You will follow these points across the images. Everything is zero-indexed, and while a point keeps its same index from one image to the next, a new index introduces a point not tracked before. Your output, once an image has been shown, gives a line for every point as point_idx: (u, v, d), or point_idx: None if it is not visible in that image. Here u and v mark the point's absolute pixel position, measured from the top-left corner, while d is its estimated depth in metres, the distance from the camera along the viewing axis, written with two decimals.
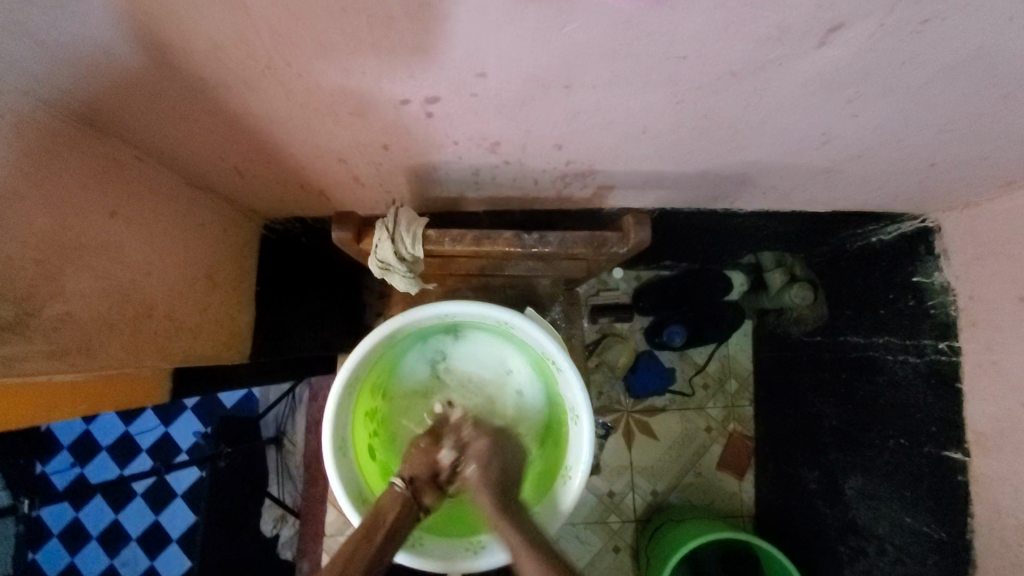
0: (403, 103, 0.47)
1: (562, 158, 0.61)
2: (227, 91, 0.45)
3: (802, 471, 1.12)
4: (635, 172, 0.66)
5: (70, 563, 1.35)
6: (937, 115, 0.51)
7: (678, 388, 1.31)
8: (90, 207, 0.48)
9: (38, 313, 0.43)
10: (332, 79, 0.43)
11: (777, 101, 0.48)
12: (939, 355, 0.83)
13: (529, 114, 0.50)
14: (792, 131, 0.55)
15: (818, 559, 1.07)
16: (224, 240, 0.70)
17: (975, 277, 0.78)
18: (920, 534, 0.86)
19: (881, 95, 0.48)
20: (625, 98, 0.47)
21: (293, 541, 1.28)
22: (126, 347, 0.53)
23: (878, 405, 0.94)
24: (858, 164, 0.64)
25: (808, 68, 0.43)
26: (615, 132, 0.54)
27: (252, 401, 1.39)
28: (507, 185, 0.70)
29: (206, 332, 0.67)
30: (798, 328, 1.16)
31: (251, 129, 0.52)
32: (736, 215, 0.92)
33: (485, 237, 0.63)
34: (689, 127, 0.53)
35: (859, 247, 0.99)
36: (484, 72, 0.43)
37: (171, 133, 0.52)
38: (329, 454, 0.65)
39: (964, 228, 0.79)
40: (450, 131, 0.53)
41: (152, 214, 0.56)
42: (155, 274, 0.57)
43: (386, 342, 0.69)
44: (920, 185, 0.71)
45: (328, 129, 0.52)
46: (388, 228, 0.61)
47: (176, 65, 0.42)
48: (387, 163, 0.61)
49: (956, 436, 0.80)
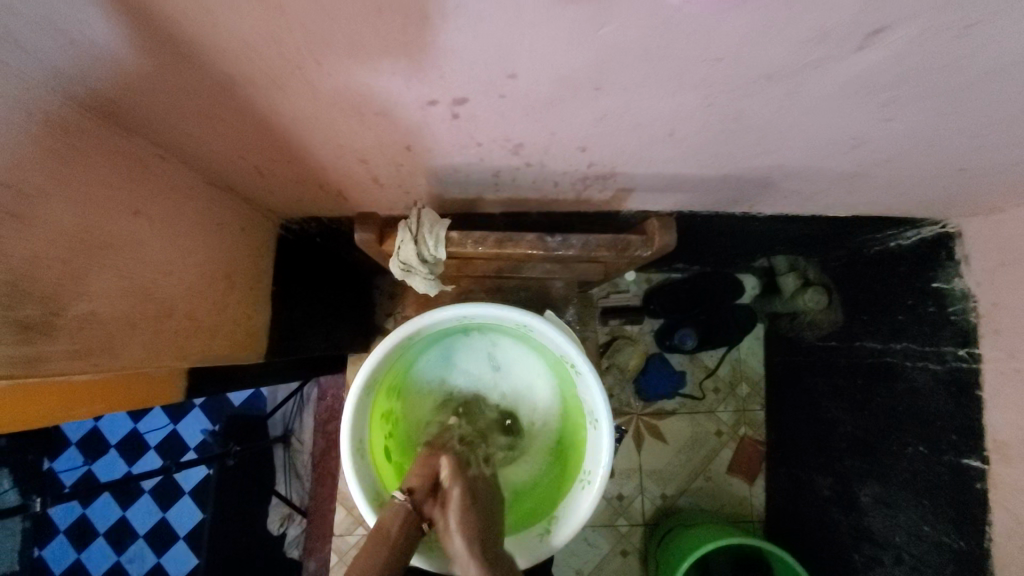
0: (430, 104, 0.47)
1: (585, 161, 0.61)
2: (254, 90, 0.45)
3: (816, 477, 1.12)
4: (657, 175, 0.66)
5: (78, 560, 1.35)
6: (970, 121, 0.51)
7: (689, 391, 1.30)
8: (114, 205, 0.48)
9: (62, 312, 0.42)
10: (360, 79, 0.43)
11: (809, 105, 0.48)
12: (959, 362, 0.82)
13: (556, 116, 0.49)
14: (821, 135, 0.54)
15: (831, 566, 1.06)
16: (242, 239, 0.70)
17: (998, 284, 0.77)
18: (937, 543, 0.85)
19: (915, 100, 0.47)
20: (655, 101, 0.47)
21: (300, 540, 1.29)
22: (146, 347, 0.52)
23: (895, 412, 0.93)
24: (884, 169, 0.63)
25: (845, 71, 0.42)
26: (641, 134, 0.54)
27: (260, 400, 1.39)
28: (527, 187, 0.69)
29: (223, 332, 0.67)
30: (813, 332, 1.16)
31: (275, 128, 0.52)
32: (754, 218, 0.91)
33: (508, 240, 0.63)
34: (717, 130, 0.53)
35: (877, 252, 0.98)
36: (515, 73, 0.42)
37: (194, 131, 0.52)
38: (347, 456, 0.64)
39: (988, 234, 0.78)
40: (474, 133, 0.53)
41: (174, 212, 0.56)
42: (176, 273, 0.56)
43: (403, 344, 0.69)
44: (944, 191, 0.71)
45: (352, 129, 0.52)
46: (412, 230, 0.60)
47: (204, 63, 0.41)
48: (408, 164, 0.60)
49: (975, 444, 0.79)
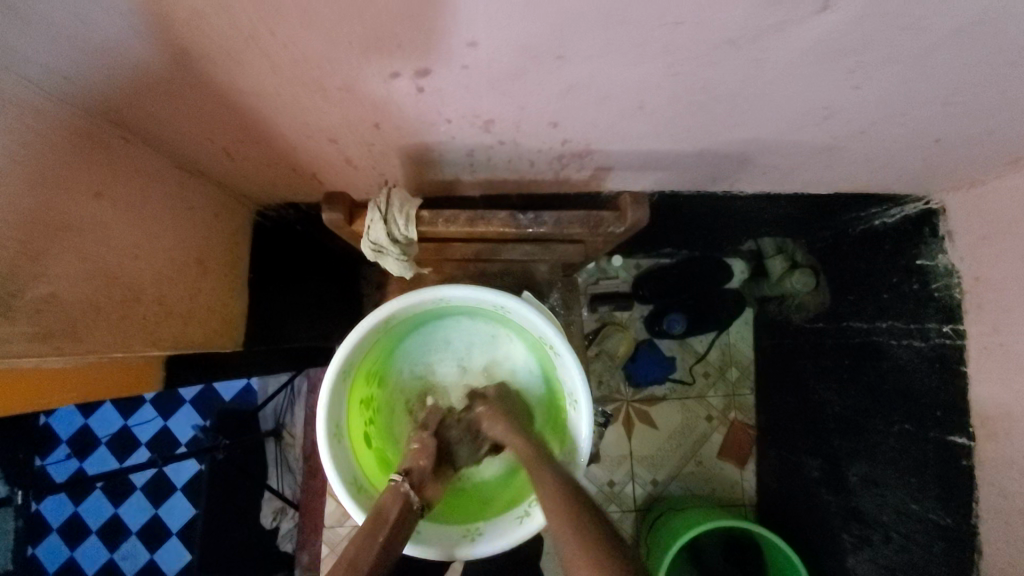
0: (393, 77, 0.46)
1: (558, 137, 0.60)
2: (212, 65, 0.44)
3: (805, 458, 1.11)
4: (632, 152, 0.65)
5: (71, 558, 1.35)
6: (942, 87, 0.50)
7: (678, 376, 1.30)
8: (72, 186, 0.47)
9: (20, 293, 0.42)
10: (317, 50, 0.42)
11: (778, 72, 0.47)
12: (942, 339, 0.82)
13: (522, 88, 0.49)
14: (794, 106, 0.53)
15: (822, 547, 1.06)
16: (215, 225, 0.69)
17: (980, 258, 0.77)
18: (924, 520, 0.85)
19: (885, 64, 0.46)
20: (621, 70, 0.46)
21: (293, 533, 1.28)
22: (114, 331, 0.52)
23: (881, 391, 0.93)
24: (860, 141, 0.63)
25: (810, 34, 0.42)
26: (612, 107, 0.53)
27: (250, 393, 1.37)
28: (502, 167, 0.68)
29: (198, 319, 0.66)
30: (800, 315, 1.15)
31: (239, 106, 0.51)
32: (736, 198, 0.91)
33: (479, 218, 0.63)
34: (687, 101, 0.52)
35: (861, 231, 0.98)
36: (475, 42, 0.41)
37: (156, 111, 0.51)
38: (324, 440, 0.64)
39: (969, 208, 0.78)
40: (442, 108, 0.52)
41: (140, 196, 0.55)
42: (143, 257, 0.55)
43: (381, 328, 0.68)
44: (923, 163, 0.70)
45: (318, 106, 0.51)
46: (381, 209, 0.60)
47: (156, 35, 0.40)
48: (379, 143, 0.60)
49: (960, 420, 0.79)
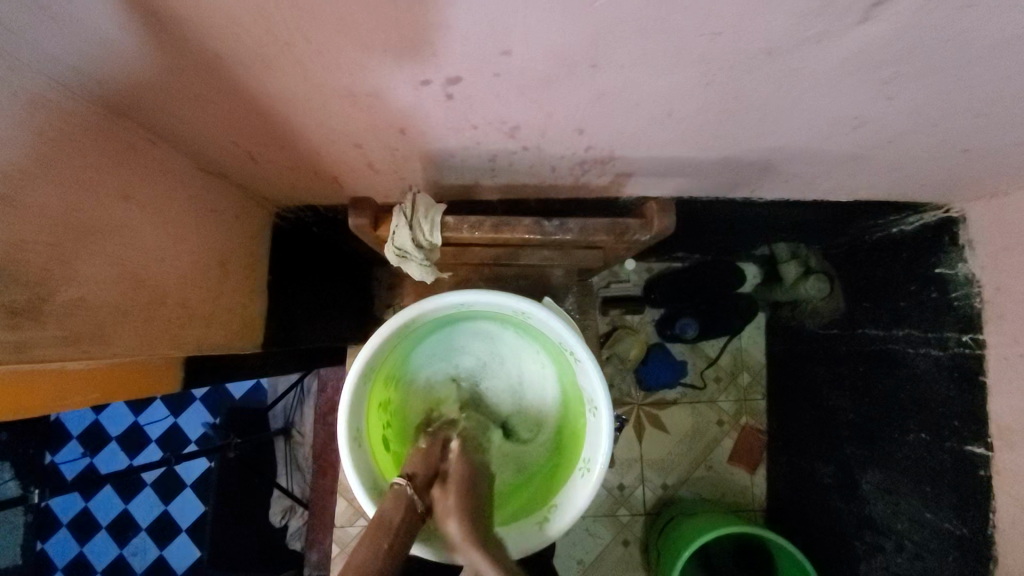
0: (423, 84, 0.46)
1: (582, 144, 0.60)
2: (244, 69, 0.44)
3: (817, 465, 1.11)
4: (655, 158, 0.65)
5: (81, 553, 1.35)
6: (975, 98, 0.50)
7: (690, 380, 1.30)
8: (102, 189, 0.47)
9: (50, 297, 0.42)
10: (350, 57, 0.42)
11: (812, 81, 0.47)
12: (962, 348, 0.82)
13: (552, 96, 0.48)
14: (823, 115, 0.53)
15: (833, 554, 1.06)
16: (236, 227, 0.69)
17: (1002, 269, 0.76)
18: (939, 529, 0.84)
19: (919, 76, 0.46)
20: (652, 78, 0.46)
21: (302, 532, 1.29)
22: (139, 335, 0.52)
23: (897, 399, 0.93)
24: (887, 150, 0.62)
25: (847, 45, 0.41)
26: (640, 115, 0.53)
27: (260, 391, 1.41)
28: (524, 172, 0.68)
29: (219, 321, 0.66)
30: (814, 321, 1.15)
31: (266, 111, 0.51)
32: (755, 203, 0.90)
33: (504, 224, 0.62)
34: (716, 110, 0.52)
35: (879, 238, 0.98)
36: (509, 50, 0.41)
37: (183, 115, 0.51)
38: (343, 444, 0.64)
39: (992, 218, 0.77)
40: (468, 114, 0.52)
41: (165, 198, 0.55)
42: (168, 260, 0.55)
43: (400, 332, 0.68)
44: (949, 173, 0.69)
45: (345, 112, 0.51)
46: (406, 215, 0.60)
47: (190, 40, 0.40)
48: (403, 148, 0.60)
49: (979, 429, 0.79)
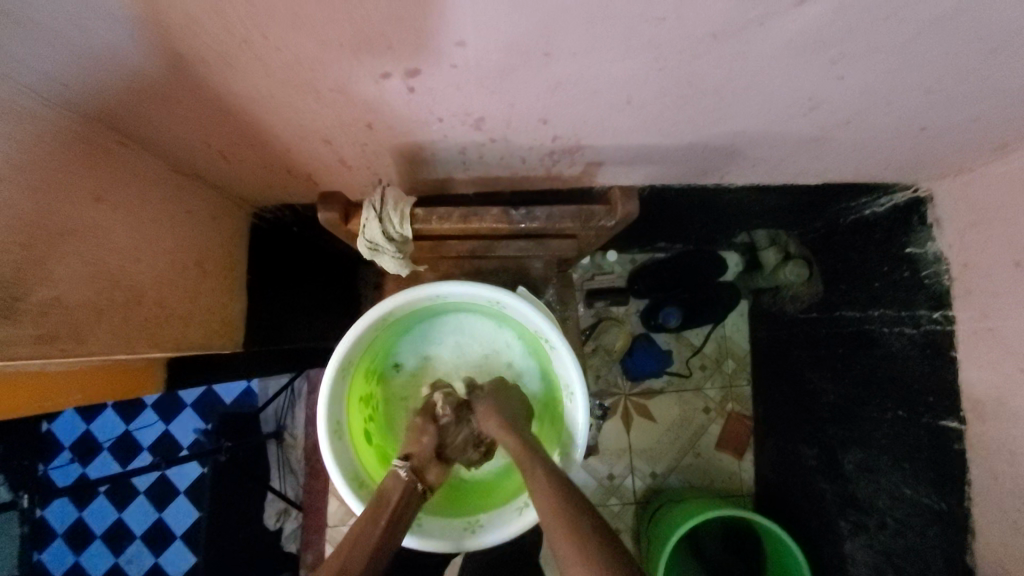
0: (384, 77, 0.47)
1: (549, 134, 0.61)
2: (207, 68, 0.45)
3: (801, 447, 1.13)
4: (622, 146, 0.66)
5: (76, 562, 1.35)
6: (923, 75, 0.51)
7: (676, 369, 1.31)
8: (72, 192, 0.48)
9: (26, 296, 0.43)
10: (309, 52, 0.43)
11: (761, 64, 0.48)
12: (933, 325, 0.83)
13: (513, 86, 0.50)
14: (780, 97, 0.54)
15: (819, 534, 1.07)
16: (212, 227, 0.70)
17: (968, 245, 0.78)
18: (918, 503, 0.86)
19: (866, 55, 0.47)
20: (607, 65, 0.47)
21: (297, 534, 1.32)
22: (115, 334, 0.53)
23: (874, 377, 0.94)
24: (847, 131, 0.64)
25: (793, 26, 0.43)
26: (600, 103, 0.54)
27: (251, 396, 1.39)
28: (495, 164, 0.70)
29: (198, 320, 0.67)
30: (794, 305, 1.16)
31: (234, 109, 0.52)
32: (728, 190, 0.92)
33: (473, 215, 0.63)
34: (675, 95, 0.53)
35: (853, 221, 0.99)
36: (463, 41, 0.42)
37: (152, 116, 0.52)
38: (324, 438, 0.65)
39: (957, 196, 0.79)
40: (433, 107, 0.53)
41: (138, 200, 0.56)
42: (144, 260, 0.56)
43: (378, 325, 0.69)
44: (910, 152, 0.71)
45: (311, 108, 0.52)
46: (376, 209, 0.61)
47: (152, 40, 0.41)
48: (372, 143, 0.61)
49: (952, 404, 0.81)
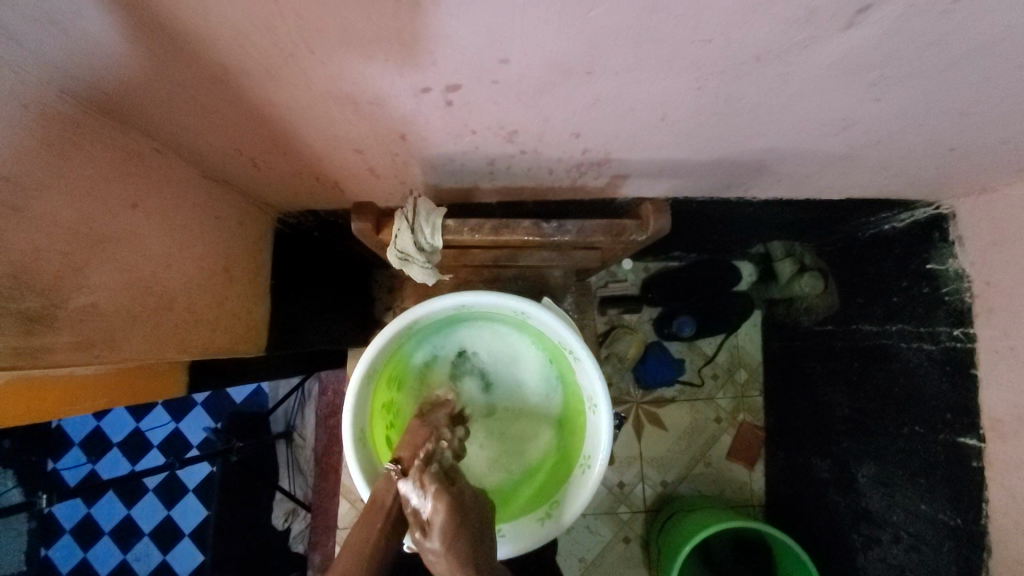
0: (423, 91, 0.47)
1: (579, 147, 0.61)
2: (248, 79, 0.45)
3: (814, 460, 1.12)
4: (650, 161, 0.66)
5: (84, 559, 1.36)
6: (959, 99, 0.51)
7: (687, 378, 1.31)
8: (110, 198, 0.48)
9: (64, 303, 0.43)
10: (352, 66, 0.43)
11: (799, 85, 0.48)
12: (953, 342, 0.83)
13: (549, 101, 0.50)
14: (815, 116, 0.54)
15: (831, 547, 1.07)
16: (239, 233, 0.70)
17: (991, 264, 0.77)
18: (934, 521, 0.86)
19: (905, 78, 0.47)
20: (646, 84, 0.47)
21: (305, 534, 1.30)
22: (148, 339, 0.53)
23: (891, 393, 0.94)
24: (876, 150, 0.64)
25: (834, 50, 0.43)
26: (634, 119, 0.54)
27: (261, 396, 1.40)
28: (521, 175, 0.70)
29: (224, 325, 0.68)
30: (809, 318, 1.16)
31: (270, 119, 0.52)
32: (749, 203, 0.91)
33: (503, 227, 0.63)
34: (708, 113, 0.53)
35: (872, 235, 0.99)
36: (506, 59, 0.42)
37: (189, 125, 0.52)
38: (348, 445, 0.65)
39: (981, 214, 0.79)
40: (468, 120, 0.53)
41: (172, 205, 0.56)
42: (175, 265, 0.57)
43: (403, 333, 0.69)
44: (937, 171, 0.71)
45: (346, 119, 0.52)
46: (408, 219, 0.61)
47: (198, 52, 0.41)
48: (403, 153, 0.61)
49: (970, 422, 0.80)
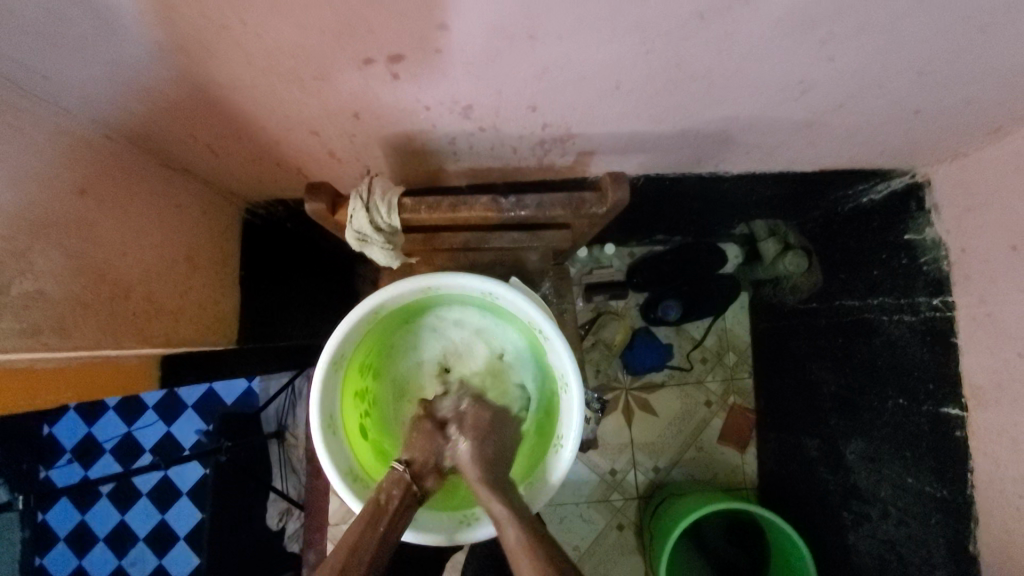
0: (367, 64, 0.46)
1: (538, 122, 0.60)
2: (187, 56, 0.44)
3: (803, 439, 1.12)
4: (613, 134, 0.65)
5: (80, 565, 1.35)
6: (914, 55, 0.50)
7: (676, 362, 1.30)
8: (56, 185, 0.47)
9: (6, 290, 0.42)
10: (290, 38, 0.42)
11: (748, 45, 0.47)
12: (933, 311, 0.82)
13: (497, 71, 0.49)
14: (772, 79, 0.54)
15: (822, 525, 1.06)
16: (203, 222, 0.69)
17: (966, 230, 0.76)
18: (920, 492, 0.85)
19: (855, 34, 0.47)
20: (591, 49, 0.46)
21: (299, 534, 1.30)
22: (103, 327, 0.52)
23: (875, 366, 0.93)
24: (839, 115, 0.63)
25: (776, 5, 0.42)
26: (589, 89, 0.53)
27: (251, 396, 1.38)
28: (485, 154, 0.69)
29: (189, 315, 0.67)
30: (794, 296, 1.15)
31: (218, 99, 0.51)
32: (724, 177, 0.90)
33: (461, 203, 0.63)
34: (663, 79, 0.52)
35: (851, 209, 0.99)
36: (445, 24, 0.42)
37: (137, 109, 0.51)
38: (317, 432, 0.64)
39: (953, 181, 0.78)
40: (419, 95, 0.53)
41: (124, 193, 0.56)
42: (131, 254, 0.56)
43: (372, 317, 0.68)
44: (906, 136, 0.70)
45: (295, 97, 0.52)
46: (363, 198, 0.60)
47: (132, 30, 0.41)
48: (360, 134, 0.60)
49: (952, 391, 0.79)
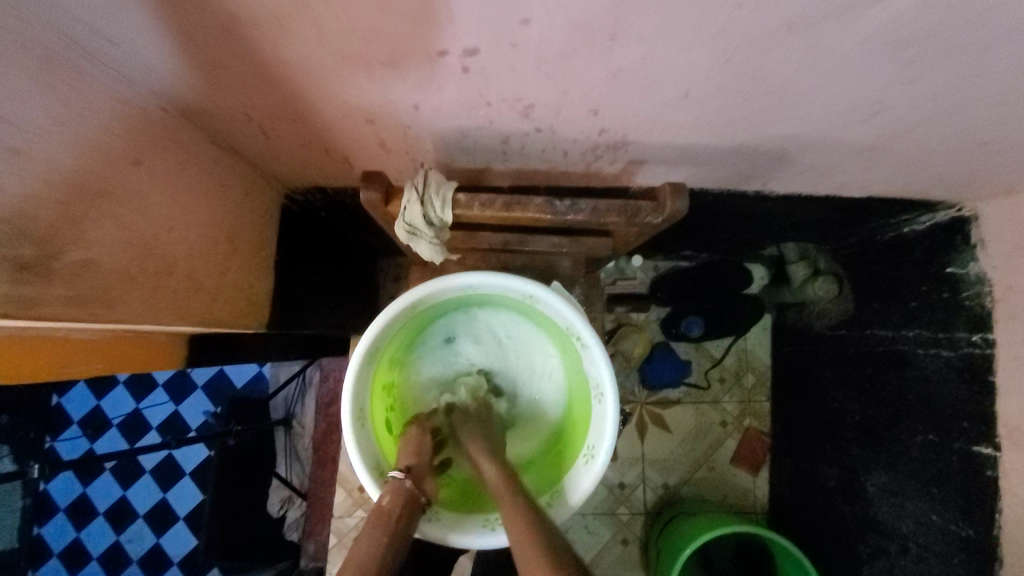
0: (439, 54, 0.45)
1: (595, 126, 0.59)
2: (261, 33, 0.43)
3: (821, 467, 1.10)
4: (668, 145, 0.64)
5: (76, 538, 1.35)
6: (993, 86, 0.49)
7: (694, 380, 1.29)
8: (112, 152, 0.46)
9: (58, 256, 0.41)
10: (369, 21, 0.41)
11: (830, 62, 0.46)
12: (973, 348, 0.80)
13: (568, 71, 0.48)
14: (843, 99, 0.53)
15: (838, 558, 1.04)
16: (245, 203, 0.69)
17: (1015, 267, 0.75)
18: (946, 531, 0.83)
19: (939, 59, 0.45)
20: (669, 55, 0.45)
21: (299, 524, 1.26)
22: (146, 301, 0.52)
23: (904, 400, 0.91)
24: (902, 141, 0.62)
25: (872, 21, 0.41)
26: (655, 96, 0.52)
27: (262, 380, 1.37)
28: (534, 156, 0.68)
29: (225, 296, 0.66)
30: (821, 322, 1.13)
31: (281, 79, 0.50)
32: (767, 198, 0.89)
33: (515, 203, 0.62)
34: (734, 91, 0.51)
35: (891, 238, 0.97)
36: (528, 19, 0.41)
37: (196, 82, 0.50)
38: (347, 424, 0.63)
39: (1005, 217, 0.76)
40: (483, 90, 0.52)
41: (176, 167, 0.55)
42: (177, 230, 0.55)
43: (408, 312, 0.67)
44: (963, 168, 0.69)
45: (359, 83, 0.51)
46: (418, 190, 0.59)
47: (211, 1, 0.40)
48: (415, 126, 0.59)
49: (988, 430, 0.77)
